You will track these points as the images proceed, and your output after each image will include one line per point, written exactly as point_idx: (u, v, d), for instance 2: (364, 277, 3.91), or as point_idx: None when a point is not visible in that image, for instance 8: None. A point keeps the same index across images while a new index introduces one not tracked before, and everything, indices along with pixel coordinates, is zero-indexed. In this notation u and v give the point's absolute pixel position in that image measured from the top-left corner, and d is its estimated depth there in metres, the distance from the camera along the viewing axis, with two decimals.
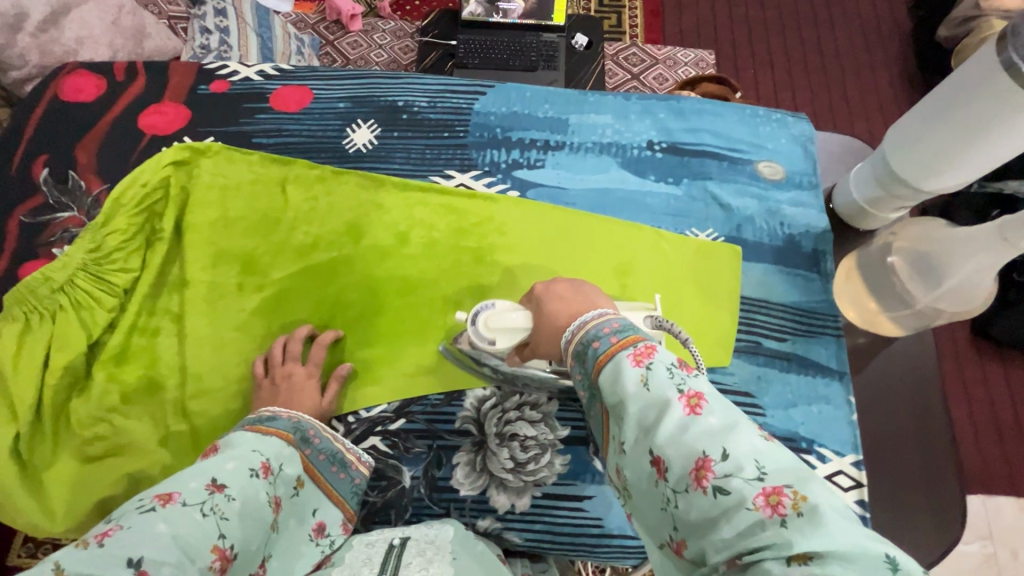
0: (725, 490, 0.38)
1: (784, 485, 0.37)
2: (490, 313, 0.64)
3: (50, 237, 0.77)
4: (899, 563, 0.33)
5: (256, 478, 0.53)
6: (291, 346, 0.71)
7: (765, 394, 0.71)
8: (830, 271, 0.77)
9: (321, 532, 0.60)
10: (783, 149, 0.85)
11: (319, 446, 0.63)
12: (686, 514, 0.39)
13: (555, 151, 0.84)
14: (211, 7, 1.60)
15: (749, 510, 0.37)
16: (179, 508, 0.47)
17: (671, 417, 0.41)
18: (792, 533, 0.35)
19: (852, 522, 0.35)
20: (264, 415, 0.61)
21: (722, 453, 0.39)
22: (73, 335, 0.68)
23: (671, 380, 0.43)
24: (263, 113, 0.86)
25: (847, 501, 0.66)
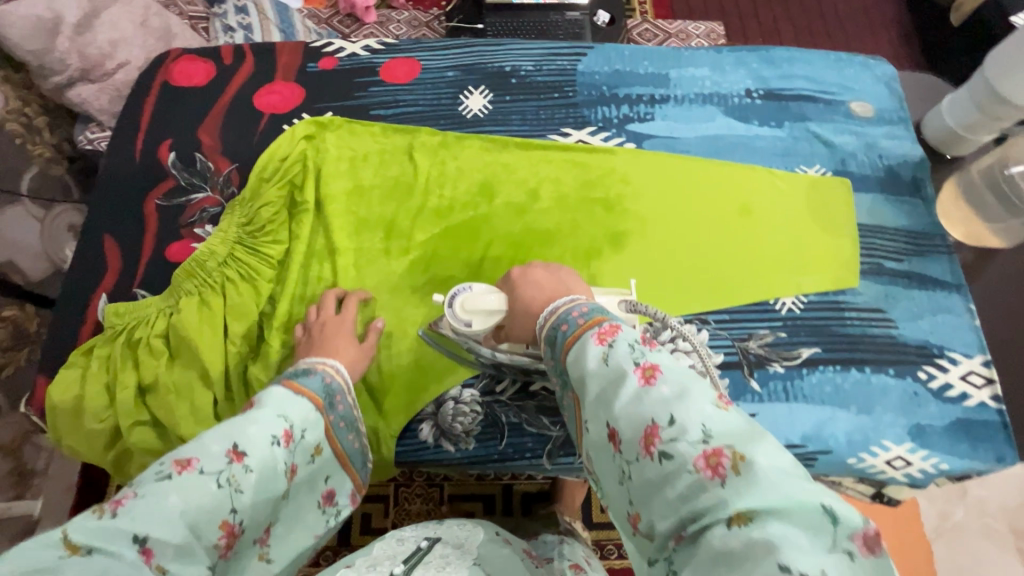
0: (669, 455, 0.41)
1: (724, 447, 0.40)
2: (466, 295, 0.66)
3: (190, 218, 0.78)
4: (837, 514, 0.36)
5: (277, 448, 0.49)
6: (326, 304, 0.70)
7: (894, 308, 0.77)
8: (931, 195, 0.83)
9: (331, 499, 0.59)
10: (870, 89, 0.90)
11: (340, 414, 0.59)
12: (637, 482, 0.43)
13: (661, 104, 0.88)
14: (229, 5, 1.61)
15: (690, 473, 0.40)
16: (196, 477, 0.43)
17: (626, 389, 0.45)
18: (727, 492, 0.38)
19: (792, 478, 0.38)
20: (300, 369, 0.58)
21: (668, 419, 0.42)
22: (245, 305, 0.70)
23: (631, 354, 0.47)
24: (376, 86, 0.87)
25: (981, 396, 0.72)
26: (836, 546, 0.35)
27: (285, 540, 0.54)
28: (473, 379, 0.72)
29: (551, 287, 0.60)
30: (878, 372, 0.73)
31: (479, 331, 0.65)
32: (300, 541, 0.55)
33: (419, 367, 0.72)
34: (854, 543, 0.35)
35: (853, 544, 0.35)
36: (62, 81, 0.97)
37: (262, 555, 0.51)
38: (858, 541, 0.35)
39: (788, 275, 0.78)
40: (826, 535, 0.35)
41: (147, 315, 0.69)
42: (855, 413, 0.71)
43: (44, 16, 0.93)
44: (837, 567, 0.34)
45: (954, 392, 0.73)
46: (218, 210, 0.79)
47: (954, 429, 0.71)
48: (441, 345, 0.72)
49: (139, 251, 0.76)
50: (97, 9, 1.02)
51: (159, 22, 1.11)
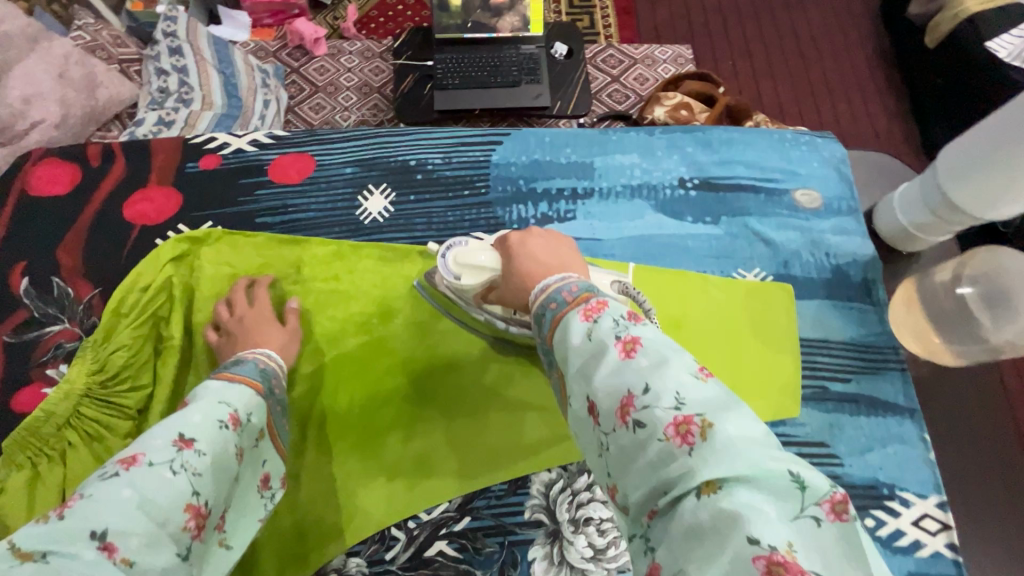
0: (643, 424, 0.37)
1: (695, 414, 0.36)
2: (460, 249, 0.63)
3: (43, 356, 0.69)
4: (805, 481, 0.33)
5: (226, 430, 0.47)
6: (255, 293, 0.70)
7: (839, 442, 0.68)
8: (882, 300, 0.74)
9: (268, 484, 0.55)
10: (816, 173, 0.81)
11: (278, 399, 0.57)
12: (613, 454, 0.39)
13: (585, 199, 0.79)
14: (163, 45, 1.37)
15: (661, 442, 0.36)
16: (146, 469, 0.41)
17: (606, 363, 0.40)
18: (696, 461, 0.35)
19: (762, 446, 0.35)
20: (227, 363, 0.56)
21: (644, 387, 0.38)
22: (91, 475, 0.60)
23: (614, 328, 0.41)
24: (263, 188, 0.78)
25: (937, 546, 0.64)
26: (801, 512, 0.33)
27: (236, 523, 0.51)
28: (361, 545, 0.63)
29: (547, 261, 0.54)
30: None
31: (468, 285, 0.61)
32: (250, 526, 0.52)
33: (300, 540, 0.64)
34: (821, 508, 0.33)
35: (819, 509, 0.33)
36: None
37: (219, 540, 0.48)
38: (824, 504, 0.33)
39: None
40: (791, 501, 0.33)
41: None
42: None
43: None
44: (800, 536, 0.32)
45: (905, 540, 0.64)
46: (75, 345, 0.69)
47: None
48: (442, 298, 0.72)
49: None
50: (11, 64, 1.18)
51: (82, 70, 1.24)
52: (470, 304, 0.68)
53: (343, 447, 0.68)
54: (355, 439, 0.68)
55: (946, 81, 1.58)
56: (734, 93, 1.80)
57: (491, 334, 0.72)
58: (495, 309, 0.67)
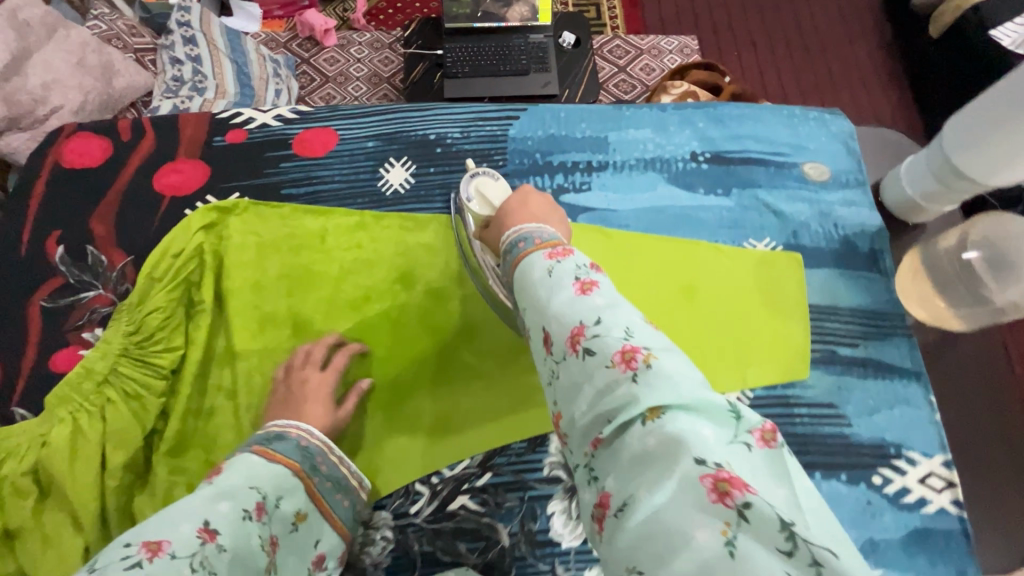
0: (592, 351, 0.40)
1: (642, 347, 0.39)
2: (486, 180, 0.70)
3: (78, 321, 0.71)
4: (740, 410, 0.36)
5: (249, 521, 0.48)
6: (314, 352, 0.69)
7: (847, 403, 0.70)
8: (889, 269, 0.76)
9: (321, 564, 0.56)
10: (825, 148, 0.83)
11: (325, 475, 0.59)
12: (564, 381, 0.42)
13: (599, 172, 0.81)
14: (176, 34, 1.38)
15: (607, 368, 0.39)
16: (166, 563, 0.41)
17: (561, 296, 0.44)
18: (639, 387, 0.37)
19: (701, 382, 0.37)
20: (272, 433, 0.58)
21: (596, 320, 0.41)
22: (128, 429, 0.63)
23: (574, 270, 0.45)
24: (288, 161, 0.80)
25: (942, 502, 0.66)
26: (735, 438, 0.35)
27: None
28: (387, 499, 0.66)
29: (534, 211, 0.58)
30: (830, 478, 0.67)
31: (473, 210, 0.70)
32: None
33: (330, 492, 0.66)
34: (752, 436, 0.35)
35: (750, 437, 0.35)
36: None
37: None
38: (756, 432, 0.35)
39: (732, 364, 0.72)
40: (729, 428, 0.35)
41: (14, 447, 0.61)
42: None
43: None
44: (737, 459, 0.34)
45: (911, 497, 0.66)
46: (110, 310, 0.72)
47: (910, 541, 0.65)
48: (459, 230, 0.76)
49: (18, 362, 0.69)
50: (28, 50, 1.19)
51: (98, 58, 1.24)
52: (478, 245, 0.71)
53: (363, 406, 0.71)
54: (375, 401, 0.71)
55: (951, 70, 1.60)
56: (739, 83, 1.82)
57: (487, 295, 0.74)
58: (490, 257, 0.69)
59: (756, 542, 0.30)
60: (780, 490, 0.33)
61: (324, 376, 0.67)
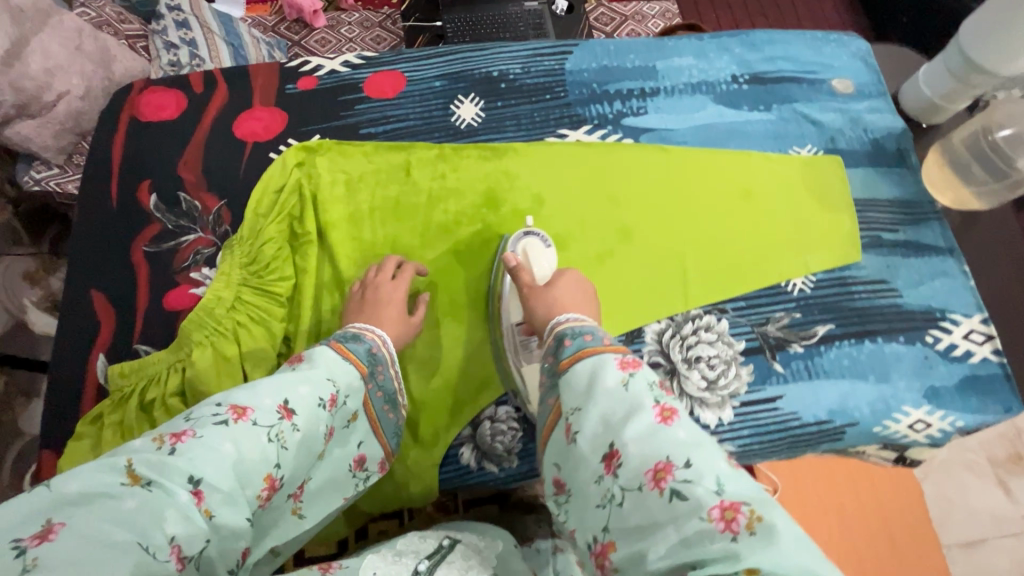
0: (681, 495, 0.42)
1: (741, 505, 0.41)
2: (537, 244, 0.73)
3: (184, 263, 0.73)
4: None
5: (322, 410, 0.52)
6: (386, 266, 0.72)
7: (897, 279, 0.80)
8: (915, 164, 0.86)
9: (362, 466, 0.60)
10: (847, 65, 0.92)
11: (380, 384, 0.61)
12: (633, 508, 0.44)
13: (653, 97, 0.88)
14: (169, 18, 1.34)
15: (702, 520, 0.41)
16: (249, 427, 0.45)
17: (641, 421, 0.46)
18: (740, 547, 0.39)
19: (808, 551, 0.39)
20: (349, 333, 0.62)
21: (685, 461, 0.43)
22: (261, 351, 0.66)
23: (650, 391, 0.48)
24: (362, 103, 0.84)
25: (984, 352, 0.76)
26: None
27: (318, 499, 0.56)
28: (508, 396, 0.71)
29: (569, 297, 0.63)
30: (890, 341, 0.76)
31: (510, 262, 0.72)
32: (330, 502, 0.57)
33: (466, 390, 0.71)
34: None
35: None
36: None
37: (295, 511, 0.53)
38: None
39: (792, 256, 0.80)
40: None
41: (157, 373, 0.64)
42: (874, 383, 0.74)
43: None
44: None
45: (959, 351, 0.76)
46: (212, 250, 0.74)
47: (963, 386, 0.75)
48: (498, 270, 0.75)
49: (133, 302, 0.71)
50: (27, 35, 1.00)
51: (96, 45, 1.08)
52: (511, 293, 0.71)
53: (467, 315, 0.75)
54: (479, 312, 0.75)
55: None
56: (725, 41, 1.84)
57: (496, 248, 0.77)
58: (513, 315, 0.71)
59: None
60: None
61: (396, 284, 0.70)
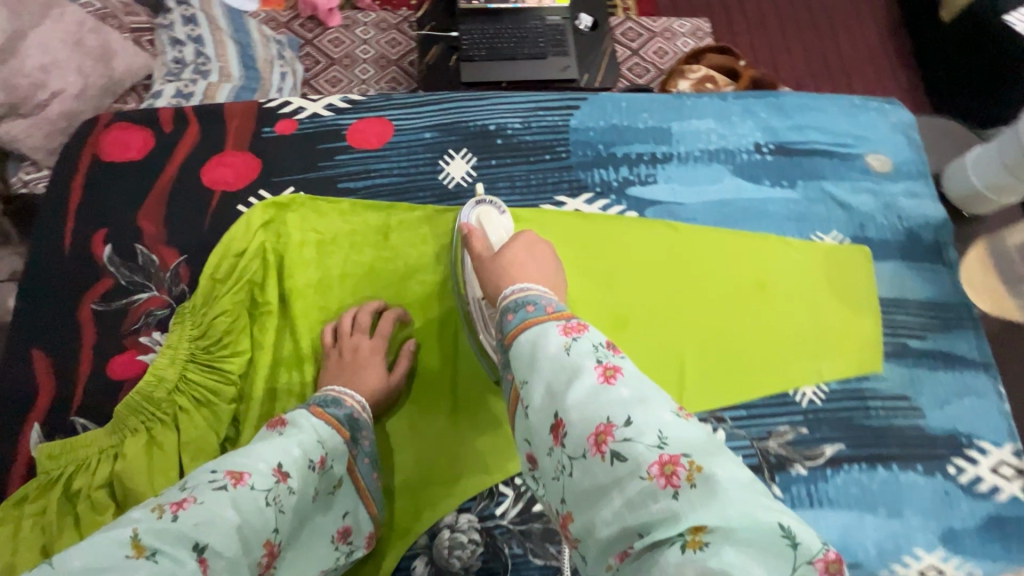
0: (622, 456, 0.41)
1: (681, 456, 0.40)
2: (491, 212, 0.72)
3: (134, 325, 0.67)
4: (795, 537, 0.37)
5: (313, 471, 0.51)
6: (361, 317, 0.68)
7: (920, 396, 0.71)
8: (953, 260, 0.77)
9: (344, 537, 0.57)
10: (886, 138, 0.83)
11: (365, 449, 0.60)
12: (581, 481, 0.42)
13: (664, 164, 0.80)
14: (177, 13, 1.20)
15: (642, 479, 0.40)
16: (247, 493, 0.45)
17: (583, 383, 0.44)
18: (680, 504, 0.38)
19: (749, 495, 0.38)
20: (329, 397, 0.59)
21: (625, 420, 0.42)
22: (203, 438, 0.61)
23: (594, 352, 0.46)
24: (343, 153, 0.77)
25: (1014, 490, 0.67)
26: (783, 568, 0.35)
27: (294, 567, 0.52)
28: (471, 502, 0.65)
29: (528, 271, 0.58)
30: (906, 470, 0.68)
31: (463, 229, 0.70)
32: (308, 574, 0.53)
33: (429, 491, 0.65)
34: (814, 566, 0.36)
35: (811, 568, 0.36)
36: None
37: None
38: (818, 563, 0.36)
39: (805, 360, 0.72)
40: (784, 558, 0.36)
41: (88, 459, 0.59)
42: (884, 517, 0.66)
43: None
44: None
45: (984, 486, 0.68)
46: (166, 312, 0.68)
47: (986, 528, 0.66)
48: (455, 245, 0.72)
49: (74, 367, 0.65)
50: (22, 30, 1.01)
51: (97, 38, 1.09)
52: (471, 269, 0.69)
53: (437, 406, 0.69)
54: (449, 405, 0.69)
55: None
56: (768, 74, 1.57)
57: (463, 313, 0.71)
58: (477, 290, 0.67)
59: None
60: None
61: (375, 342, 0.67)
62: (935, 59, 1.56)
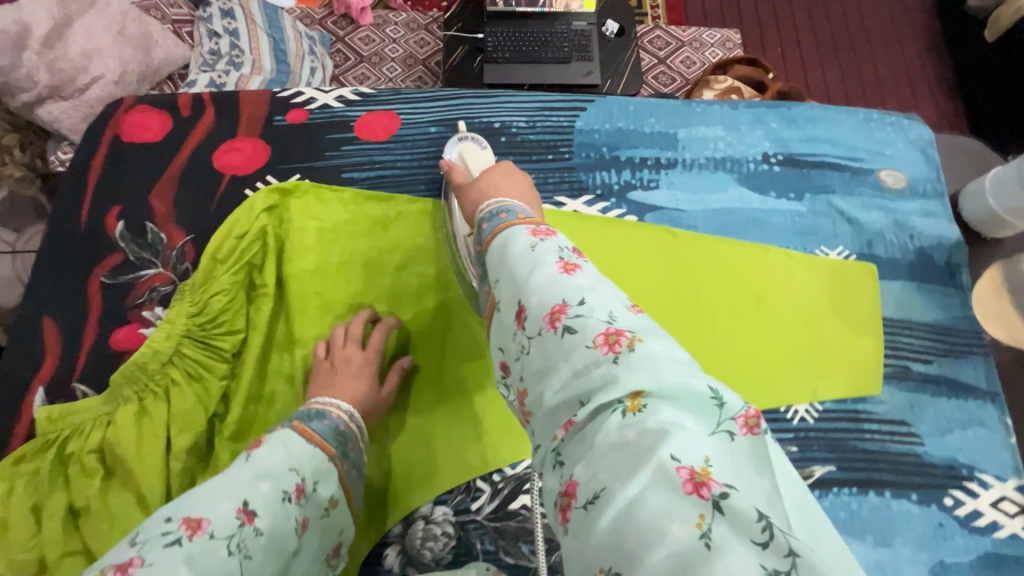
0: (573, 329, 0.40)
1: (625, 331, 0.39)
2: (473, 146, 0.73)
3: (138, 299, 0.70)
4: (721, 397, 0.36)
5: (288, 504, 0.48)
6: (352, 329, 0.69)
7: (920, 422, 0.68)
8: (966, 283, 0.74)
9: (338, 553, 0.55)
10: (902, 155, 0.80)
11: (354, 462, 0.58)
12: (533, 360, 0.41)
13: (667, 169, 0.79)
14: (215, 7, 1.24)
15: (588, 348, 0.39)
16: (205, 543, 0.42)
17: (544, 273, 0.43)
18: (620, 368, 0.37)
19: (685, 365, 0.37)
20: (312, 411, 0.58)
21: (579, 300, 0.41)
22: (191, 412, 0.62)
23: (557, 250, 0.45)
24: (350, 144, 0.79)
25: (1016, 529, 0.64)
26: (717, 426, 0.35)
27: None
28: (448, 494, 0.65)
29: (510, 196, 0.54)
30: (899, 497, 0.65)
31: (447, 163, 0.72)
32: None
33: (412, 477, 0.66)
34: (735, 423, 0.35)
35: (734, 424, 0.35)
36: (31, 99, 0.98)
37: None
38: (739, 419, 0.35)
39: (799, 376, 0.70)
40: (710, 417, 0.35)
41: (82, 424, 0.62)
42: (871, 545, 0.63)
43: (10, 29, 0.92)
44: (716, 450, 0.33)
45: (983, 521, 0.65)
46: (169, 289, 0.71)
47: (981, 565, 0.63)
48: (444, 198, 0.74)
49: (80, 336, 0.69)
50: (70, 17, 1.02)
51: (138, 28, 1.12)
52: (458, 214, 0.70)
53: (421, 395, 0.70)
54: (433, 396, 0.70)
55: None
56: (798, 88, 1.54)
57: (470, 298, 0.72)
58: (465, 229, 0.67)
59: (729, 532, 0.30)
60: (760, 480, 0.33)
61: (367, 355, 0.67)
62: (978, 80, 1.50)
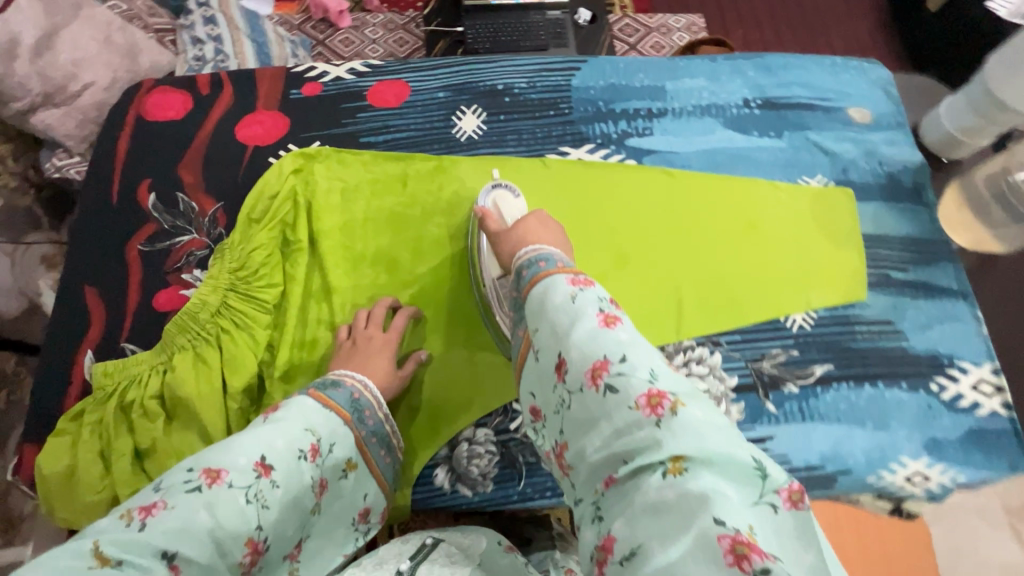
0: (614, 389, 0.43)
1: (667, 392, 0.42)
2: (506, 197, 0.74)
3: (176, 263, 0.74)
4: (765, 470, 0.39)
5: (303, 462, 0.51)
6: (374, 313, 0.71)
7: (902, 320, 0.76)
8: (932, 201, 0.83)
9: (365, 517, 0.59)
10: (866, 94, 0.89)
11: (371, 428, 0.60)
12: (576, 412, 0.45)
13: (659, 117, 0.86)
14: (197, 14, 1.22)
15: (630, 409, 0.42)
16: (224, 491, 0.45)
17: (584, 325, 0.46)
18: (662, 432, 0.40)
19: (725, 432, 0.40)
20: (328, 381, 0.59)
21: (620, 358, 0.44)
22: (242, 356, 0.66)
23: (597, 300, 0.48)
24: (364, 112, 0.84)
25: (993, 406, 0.72)
26: (761, 498, 0.38)
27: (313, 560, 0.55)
28: (487, 418, 0.70)
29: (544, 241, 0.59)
30: (892, 387, 0.73)
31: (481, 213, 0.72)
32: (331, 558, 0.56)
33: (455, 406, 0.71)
34: (779, 496, 0.38)
35: (778, 497, 0.38)
36: (24, 108, 0.90)
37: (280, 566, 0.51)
38: (783, 493, 0.38)
39: (793, 290, 0.77)
40: (753, 488, 0.38)
41: (140, 374, 0.66)
42: (870, 430, 0.70)
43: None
44: (759, 521, 0.36)
45: (966, 402, 0.72)
46: (205, 253, 0.75)
47: (967, 440, 0.71)
48: (471, 234, 0.76)
49: (123, 300, 0.72)
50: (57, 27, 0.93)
51: (125, 38, 1.02)
52: (487, 251, 0.71)
53: (451, 333, 0.74)
54: (465, 331, 0.74)
55: None
56: None
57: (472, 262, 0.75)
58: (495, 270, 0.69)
59: None
60: (805, 557, 0.36)
61: (388, 338, 0.68)
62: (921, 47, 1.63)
